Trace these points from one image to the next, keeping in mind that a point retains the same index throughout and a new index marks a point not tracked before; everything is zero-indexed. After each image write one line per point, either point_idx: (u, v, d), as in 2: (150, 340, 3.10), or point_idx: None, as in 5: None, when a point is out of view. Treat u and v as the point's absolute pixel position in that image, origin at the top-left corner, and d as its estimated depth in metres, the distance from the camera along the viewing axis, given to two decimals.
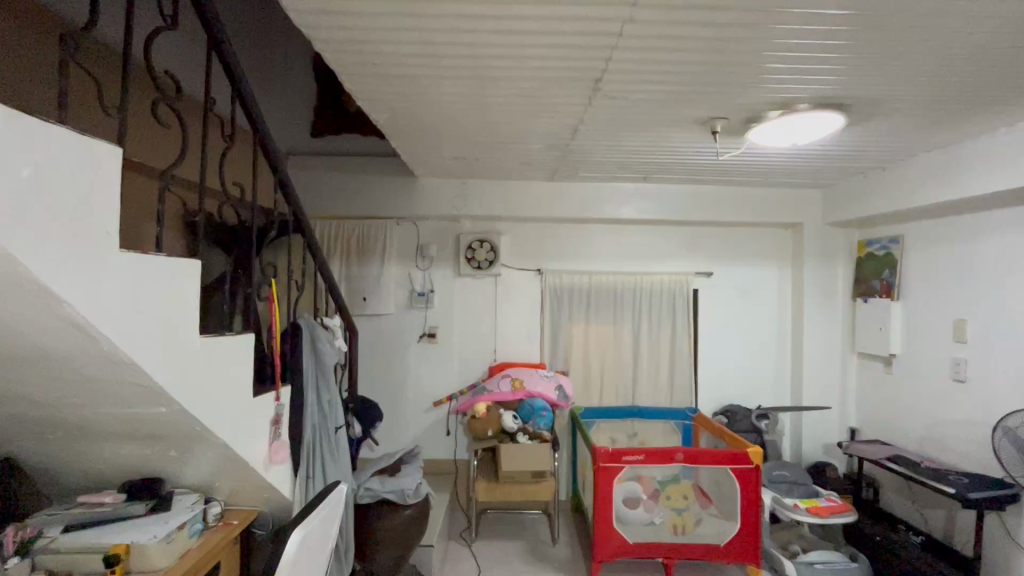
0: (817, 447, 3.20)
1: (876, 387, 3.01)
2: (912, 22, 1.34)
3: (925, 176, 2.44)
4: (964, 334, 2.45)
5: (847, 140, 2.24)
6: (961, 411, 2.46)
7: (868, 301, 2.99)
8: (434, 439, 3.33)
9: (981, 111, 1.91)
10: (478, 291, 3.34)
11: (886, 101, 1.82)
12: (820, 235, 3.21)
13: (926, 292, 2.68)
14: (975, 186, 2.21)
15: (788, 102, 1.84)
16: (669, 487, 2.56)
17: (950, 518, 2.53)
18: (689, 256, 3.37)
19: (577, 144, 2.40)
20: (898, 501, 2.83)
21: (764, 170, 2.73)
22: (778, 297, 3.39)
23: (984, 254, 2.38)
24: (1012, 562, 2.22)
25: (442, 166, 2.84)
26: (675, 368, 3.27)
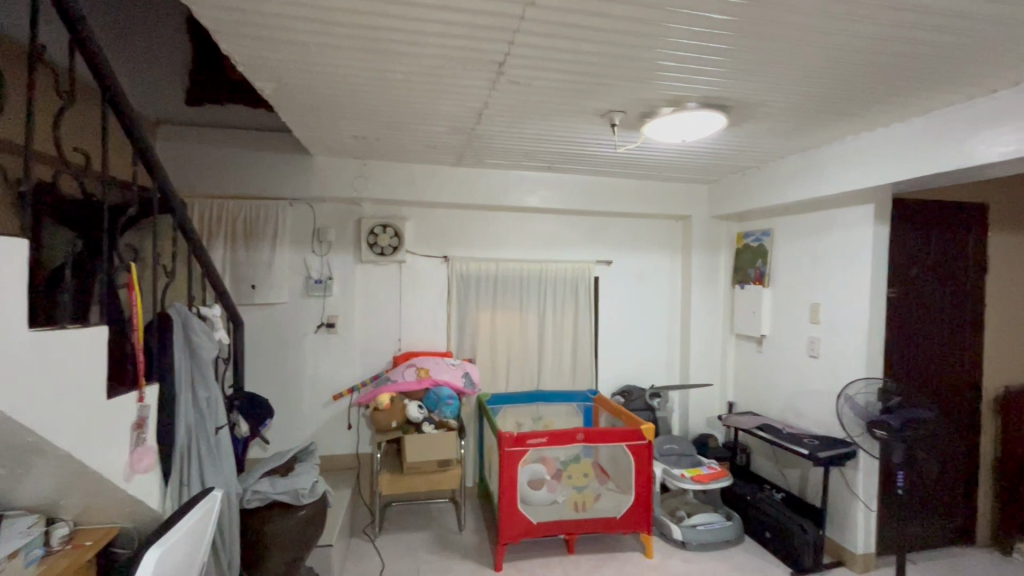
0: (701, 420, 3.52)
1: (748, 364, 3.36)
2: (781, 34, 1.47)
3: (790, 176, 2.75)
4: (818, 316, 2.80)
5: (728, 140, 2.44)
6: (815, 382, 2.81)
7: (745, 288, 3.32)
8: (334, 434, 3.17)
9: (834, 120, 2.17)
10: (381, 277, 3.21)
11: (759, 105, 2.01)
12: (705, 226, 3.50)
13: (789, 279, 3.02)
14: (829, 186, 2.52)
15: (677, 100, 1.97)
16: (570, 467, 2.69)
17: (804, 476, 2.91)
18: (592, 245, 3.51)
19: (482, 129, 2.38)
20: (765, 464, 3.20)
21: (659, 164, 2.89)
22: (669, 284, 3.65)
23: (834, 246, 2.73)
24: (848, 509, 2.61)
25: (340, 144, 2.67)
26: (577, 352, 3.41)
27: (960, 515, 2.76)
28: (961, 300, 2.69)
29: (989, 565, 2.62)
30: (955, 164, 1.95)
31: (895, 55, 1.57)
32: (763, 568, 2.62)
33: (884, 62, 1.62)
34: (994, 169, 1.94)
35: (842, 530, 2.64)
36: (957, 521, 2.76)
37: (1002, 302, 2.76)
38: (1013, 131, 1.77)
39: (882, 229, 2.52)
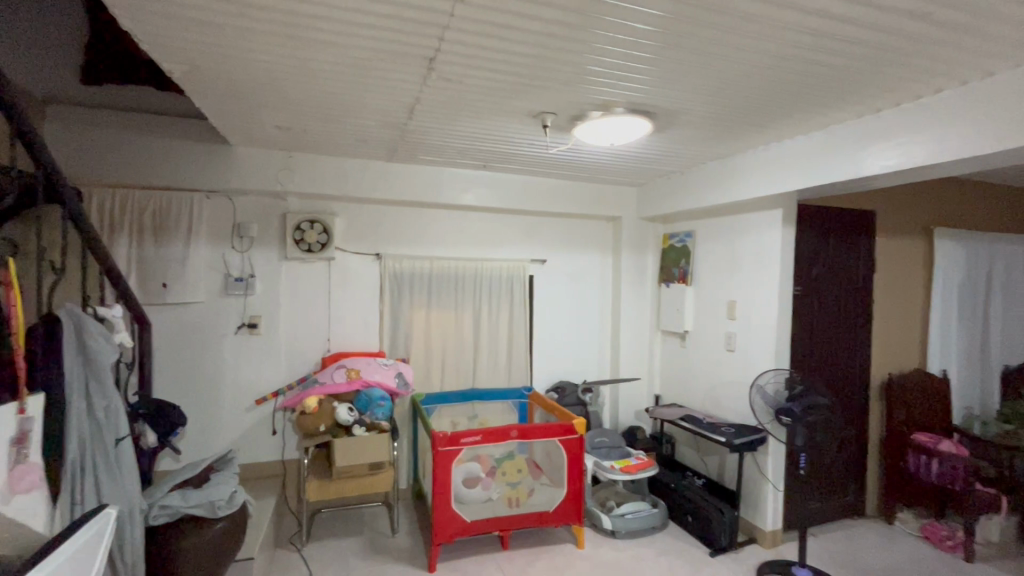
0: (630, 413, 3.67)
1: (672, 359, 3.55)
2: (699, 47, 1.55)
3: (710, 182, 2.93)
4: (734, 313, 3.00)
5: (654, 146, 2.56)
6: (731, 375, 3.01)
7: (670, 286, 3.50)
8: (257, 441, 3.00)
9: (747, 131, 2.34)
10: (309, 275, 3.08)
11: (680, 113, 2.12)
12: (633, 227, 3.65)
13: (709, 278, 3.21)
14: (743, 191, 2.71)
15: (605, 105, 2.03)
16: (504, 463, 2.71)
17: (722, 462, 3.11)
18: (526, 243, 3.55)
19: (415, 125, 2.34)
20: (687, 453, 3.39)
21: (590, 166, 2.98)
22: (600, 283, 3.77)
23: (746, 247, 2.94)
24: (759, 491, 2.82)
25: (262, 134, 2.52)
26: (512, 350, 3.44)
27: (852, 491, 3.07)
28: (854, 297, 2.98)
29: (876, 534, 2.93)
30: (848, 175, 2.16)
31: (798, 72, 1.71)
32: (685, 551, 2.78)
33: (789, 79, 1.76)
34: (880, 180, 2.17)
35: (754, 510, 2.86)
36: (850, 496, 3.07)
37: (887, 298, 3.09)
38: (894, 146, 1.99)
39: (789, 233, 2.74)
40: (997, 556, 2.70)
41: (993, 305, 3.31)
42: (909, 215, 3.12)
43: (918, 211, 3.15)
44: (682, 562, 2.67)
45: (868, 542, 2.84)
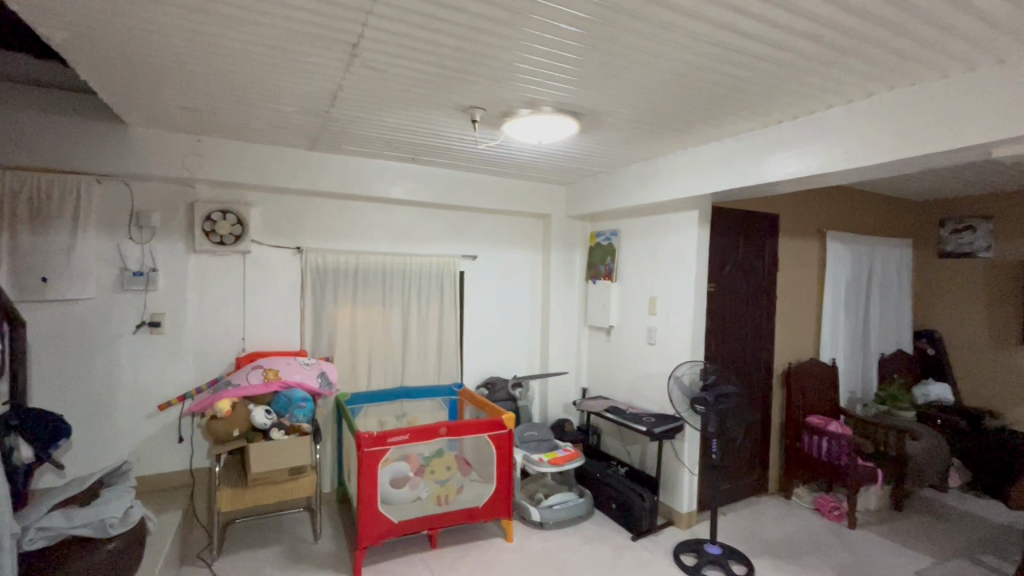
0: (558, 407, 3.77)
1: (599, 352, 3.67)
2: (622, 51, 1.61)
3: (634, 182, 3.06)
4: (655, 308, 3.16)
5: (581, 146, 2.63)
6: (652, 367, 3.18)
7: (596, 283, 3.61)
8: (161, 449, 2.76)
9: (666, 135, 2.46)
10: (221, 270, 2.86)
11: (605, 115, 2.19)
12: (562, 225, 3.73)
13: (632, 276, 3.36)
14: (664, 192, 2.85)
15: (533, 104, 2.06)
16: (434, 461, 2.69)
17: (643, 450, 3.28)
18: (456, 239, 3.52)
19: (339, 113, 2.24)
20: (612, 443, 3.54)
21: (520, 163, 3.00)
22: (530, 279, 3.82)
23: (666, 245, 3.10)
24: (676, 476, 3.01)
25: (164, 115, 2.30)
26: (442, 347, 3.40)
27: (757, 471, 3.35)
28: (759, 294, 3.24)
29: (776, 509, 3.22)
30: (755, 180, 2.34)
31: (711, 82, 1.82)
32: (609, 536, 2.90)
33: (703, 88, 1.87)
34: (781, 186, 2.37)
35: (672, 494, 3.04)
36: (755, 476, 3.35)
37: (788, 294, 3.39)
38: (793, 156, 2.18)
39: (704, 233, 2.91)
40: (874, 522, 3.06)
41: (873, 300, 3.73)
42: (806, 219, 3.43)
43: (814, 216, 3.47)
44: (606, 547, 2.78)
45: (769, 517, 3.11)
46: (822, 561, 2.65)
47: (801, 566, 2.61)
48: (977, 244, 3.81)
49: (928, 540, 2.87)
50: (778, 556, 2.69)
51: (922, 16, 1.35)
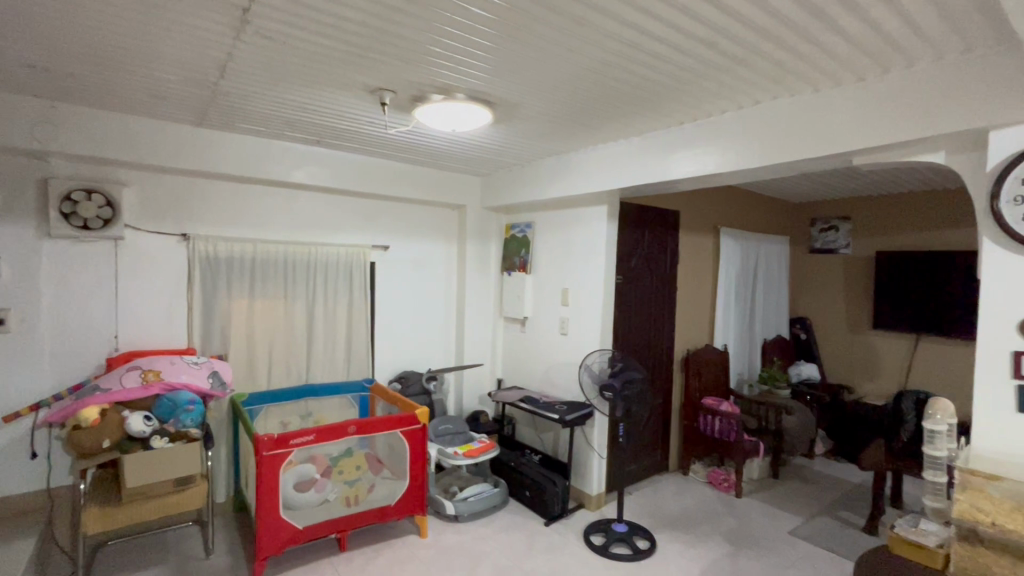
0: (473, 399, 3.76)
1: (513, 343, 3.71)
2: (535, 42, 1.60)
3: (547, 175, 3.11)
4: (567, 299, 3.25)
5: (494, 136, 2.62)
6: (564, 356, 3.27)
7: (511, 275, 3.64)
8: (7, 467, 2.36)
9: (576, 131, 2.53)
10: (85, 258, 2.50)
11: (518, 107, 2.20)
12: (476, 216, 3.69)
13: (545, 268, 3.42)
14: (574, 186, 2.93)
15: (445, 90, 2.00)
16: (343, 461, 2.58)
17: (556, 437, 3.37)
18: (366, 228, 3.36)
19: (229, 86, 2.02)
20: (526, 432, 3.60)
21: (434, 151, 2.93)
22: (444, 271, 3.76)
23: (577, 239, 3.20)
24: (586, 460, 3.13)
25: (6, 73, 1.94)
26: (351, 341, 3.24)
27: (659, 451, 3.58)
28: (662, 285, 3.45)
29: (675, 485, 3.47)
30: (658, 177, 2.47)
31: (618, 80, 1.88)
32: (522, 524, 2.95)
33: (610, 85, 1.93)
34: (681, 184, 2.53)
35: (582, 478, 3.16)
36: (657, 455, 3.58)
37: (686, 286, 3.64)
38: (691, 156, 2.33)
39: (612, 227, 3.03)
40: (756, 490, 3.41)
41: (758, 291, 4.13)
42: (702, 216, 3.71)
43: (709, 214, 3.76)
44: (520, 534, 2.83)
45: (669, 493, 3.35)
46: (714, 529, 2.90)
47: (695, 535, 2.83)
48: (839, 241, 4.36)
49: (799, 502, 3.25)
50: (676, 528, 2.90)
51: (799, 33, 1.49)
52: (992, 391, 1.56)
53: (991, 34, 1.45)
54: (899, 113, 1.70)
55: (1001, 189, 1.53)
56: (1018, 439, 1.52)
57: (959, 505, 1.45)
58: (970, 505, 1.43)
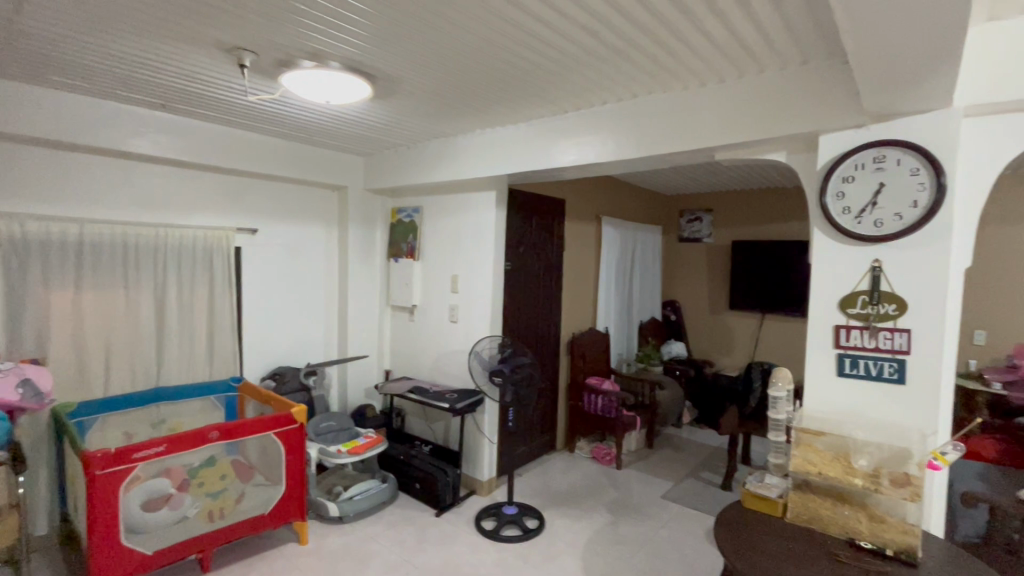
0: (359, 392, 3.56)
1: (401, 332, 3.57)
2: (415, 10, 1.49)
3: (434, 158, 3.01)
4: (456, 286, 3.19)
5: (376, 113, 2.45)
6: (454, 344, 3.22)
7: (398, 261, 3.48)
8: None
9: (463, 113, 2.46)
10: None
11: (400, 82, 2.06)
12: (358, 199, 3.46)
13: (433, 254, 3.33)
14: (462, 170, 2.87)
15: (317, 55, 1.81)
16: (203, 471, 2.26)
17: (447, 426, 3.32)
18: (229, 209, 2.98)
19: (31, 26, 1.63)
20: (416, 423, 3.50)
21: (308, 125, 2.67)
22: (324, 257, 3.49)
23: (465, 225, 3.15)
24: (477, 447, 3.13)
25: None
26: (213, 336, 2.87)
27: (547, 432, 3.71)
28: (549, 272, 3.54)
29: (562, 463, 3.61)
30: (544, 164, 2.50)
31: (504, 61, 1.84)
32: (413, 517, 2.87)
33: (497, 65, 1.88)
34: (565, 172, 2.58)
35: (473, 465, 3.16)
36: (546, 436, 3.70)
37: (571, 272, 3.78)
38: (575, 145, 2.38)
39: (500, 213, 3.03)
40: (633, 460, 3.68)
41: (636, 276, 4.44)
42: (585, 204, 3.86)
43: (592, 203, 3.93)
44: (410, 529, 2.75)
45: (557, 471, 3.48)
46: (597, 501, 3.07)
47: (581, 509, 2.98)
48: (702, 231, 4.83)
49: (669, 468, 3.57)
50: (563, 505, 3.02)
51: (671, 30, 1.57)
52: (819, 360, 1.82)
53: (823, 50, 1.65)
54: (751, 115, 1.89)
55: (828, 185, 1.77)
56: (837, 400, 1.79)
57: (795, 460, 1.67)
58: (803, 459, 1.66)
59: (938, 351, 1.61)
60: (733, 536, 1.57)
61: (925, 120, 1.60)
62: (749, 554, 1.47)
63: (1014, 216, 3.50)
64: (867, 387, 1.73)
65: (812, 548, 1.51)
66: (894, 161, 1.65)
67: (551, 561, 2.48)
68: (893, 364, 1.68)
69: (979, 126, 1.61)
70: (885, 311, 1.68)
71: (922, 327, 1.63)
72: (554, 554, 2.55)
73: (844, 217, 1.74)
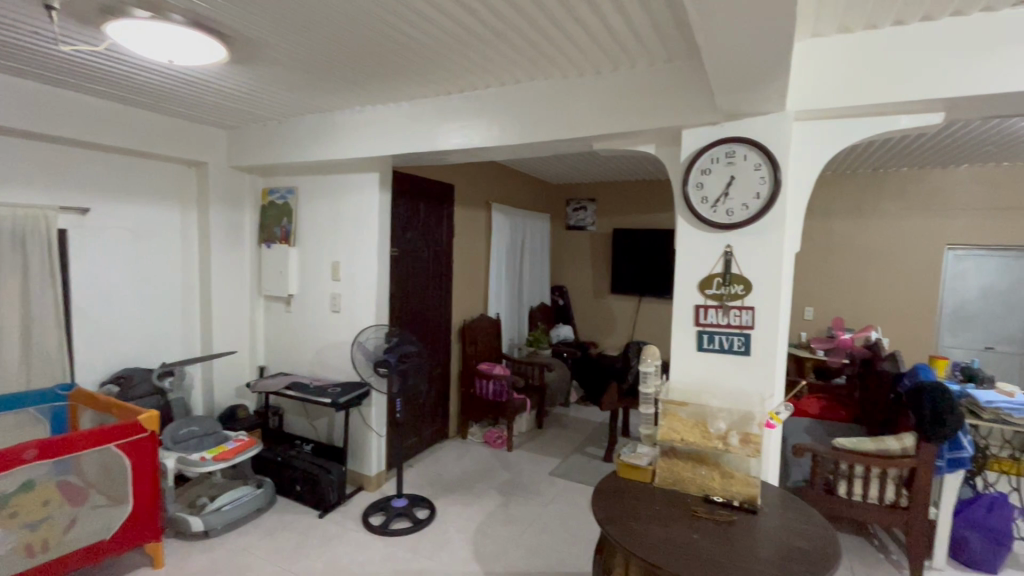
0: (228, 392, 3.22)
1: (277, 324, 3.28)
2: None
3: (310, 136, 2.77)
4: (338, 273, 3.00)
5: (236, 79, 2.18)
6: (336, 335, 3.03)
7: (270, 247, 3.18)
8: None
9: (339, 87, 2.29)
10: None
11: (262, 45, 1.85)
12: (220, 177, 3.08)
13: (311, 239, 3.09)
14: (341, 149, 2.68)
15: (153, 3, 1.53)
16: (18, 499, 1.87)
17: (330, 423, 3.14)
18: (48, 183, 2.49)
19: None
20: (296, 421, 3.27)
21: (152, 88, 2.31)
22: (180, 242, 3.07)
23: (347, 208, 2.96)
24: (364, 441, 3.00)
25: None
26: (32, 336, 2.40)
27: (439, 420, 3.67)
28: (437, 258, 3.48)
29: (455, 449, 3.61)
30: (428, 146, 2.42)
31: (380, 33, 1.73)
32: (293, 522, 2.67)
33: (372, 37, 1.76)
34: (451, 155, 2.53)
35: (360, 460, 3.02)
36: (438, 424, 3.67)
37: (461, 258, 3.75)
38: (459, 128, 2.34)
39: (384, 196, 2.89)
40: (524, 441, 3.79)
41: (525, 262, 4.54)
42: (474, 190, 3.84)
43: (481, 189, 3.92)
44: (289, 535, 2.56)
45: (449, 458, 3.47)
46: (488, 485, 3.11)
47: (472, 494, 2.99)
48: (586, 220, 5.07)
49: (557, 446, 3.74)
50: (454, 491, 3.02)
51: (549, 16, 1.58)
52: (682, 336, 2.00)
53: (684, 49, 1.78)
54: (625, 107, 1.98)
55: (689, 177, 1.93)
56: (697, 373, 1.98)
57: (661, 429, 1.82)
58: (669, 427, 1.82)
59: (775, 325, 1.85)
60: (609, 505, 1.67)
61: (766, 121, 1.80)
62: (624, 521, 1.57)
63: (833, 210, 4.15)
64: (720, 359, 1.94)
65: (676, 508, 1.66)
66: (742, 157, 1.83)
67: (441, 549, 2.47)
68: (741, 338, 1.89)
69: (807, 129, 1.84)
70: (735, 291, 1.88)
71: (763, 305, 1.85)
72: (445, 541, 2.53)
73: (702, 206, 1.91)
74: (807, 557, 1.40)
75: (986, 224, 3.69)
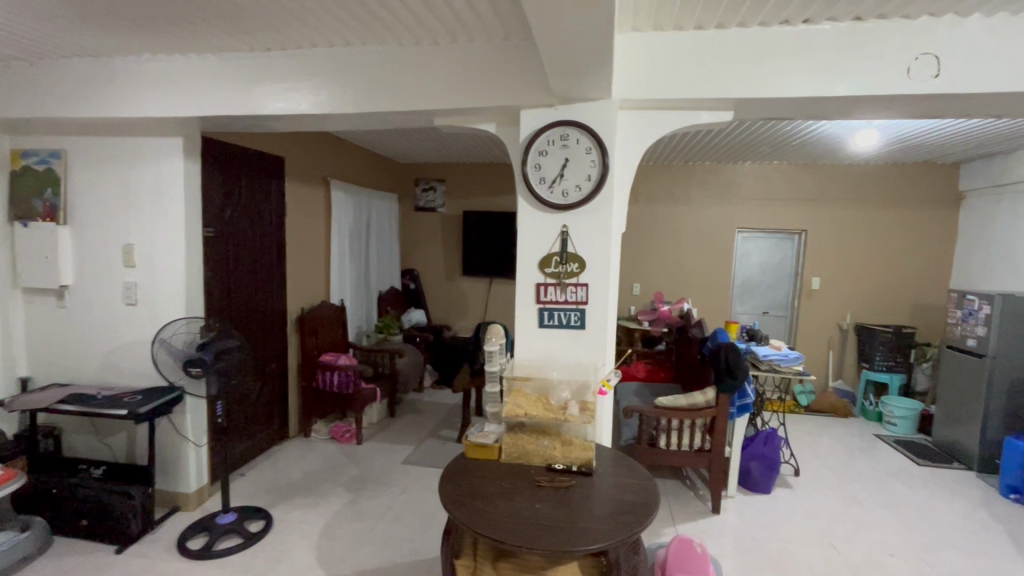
0: None
1: (45, 324, 2.60)
2: None
3: (80, 85, 2.20)
4: (131, 258, 2.47)
5: None
6: (132, 332, 2.51)
7: (27, 225, 2.47)
8: None
9: (117, 27, 1.84)
10: None
11: None
12: None
13: (92, 215, 2.49)
14: (127, 106, 2.17)
15: None
16: None
17: (130, 438, 2.61)
18: None
19: None
20: (82, 441, 2.65)
21: None
22: None
23: (140, 179, 2.43)
24: (178, 455, 2.56)
25: None
26: None
27: (276, 420, 3.31)
28: (266, 240, 3.09)
29: (296, 450, 3.29)
30: (245, 110, 2.08)
31: None
32: (78, 564, 2.17)
33: None
34: (275, 122, 2.22)
35: (173, 477, 2.58)
36: (274, 425, 3.30)
37: (296, 240, 3.39)
38: (282, 91, 2.05)
39: (191, 166, 2.44)
40: (374, 432, 3.62)
41: (372, 245, 4.29)
42: (309, 165, 3.48)
43: (317, 164, 3.56)
44: None
45: (288, 461, 3.14)
46: (334, 483, 2.90)
47: (316, 495, 2.76)
48: (436, 201, 4.98)
49: (411, 433, 3.64)
50: (295, 496, 2.75)
51: None
52: (525, 314, 2.05)
53: (520, 29, 1.79)
54: (464, 82, 1.93)
55: (528, 158, 1.96)
56: (538, 348, 2.06)
57: (507, 407, 1.85)
58: (514, 404, 1.85)
59: (605, 300, 1.99)
60: (458, 488, 1.64)
61: (595, 108, 1.90)
62: (473, 501, 1.56)
63: (654, 196, 4.68)
64: (559, 334, 2.03)
65: (521, 481, 1.70)
66: (575, 140, 1.92)
67: (279, 561, 2.23)
68: (576, 313, 2.01)
69: (629, 119, 2.00)
70: (571, 269, 1.98)
71: (595, 281, 1.98)
72: (282, 553, 2.29)
73: (541, 186, 1.96)
74: (635, 507, 1.54)
75: (763, 211, 4.51)
